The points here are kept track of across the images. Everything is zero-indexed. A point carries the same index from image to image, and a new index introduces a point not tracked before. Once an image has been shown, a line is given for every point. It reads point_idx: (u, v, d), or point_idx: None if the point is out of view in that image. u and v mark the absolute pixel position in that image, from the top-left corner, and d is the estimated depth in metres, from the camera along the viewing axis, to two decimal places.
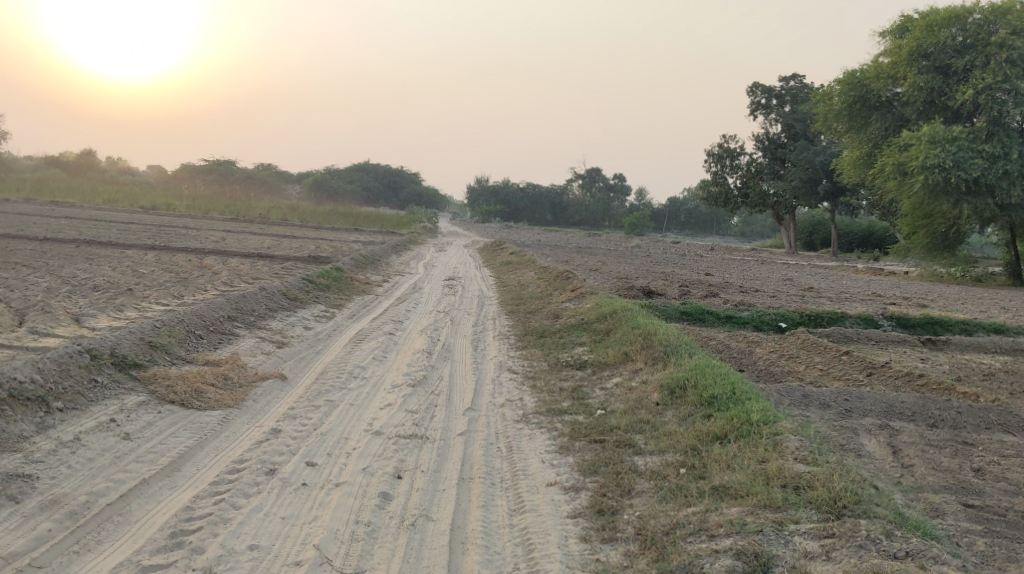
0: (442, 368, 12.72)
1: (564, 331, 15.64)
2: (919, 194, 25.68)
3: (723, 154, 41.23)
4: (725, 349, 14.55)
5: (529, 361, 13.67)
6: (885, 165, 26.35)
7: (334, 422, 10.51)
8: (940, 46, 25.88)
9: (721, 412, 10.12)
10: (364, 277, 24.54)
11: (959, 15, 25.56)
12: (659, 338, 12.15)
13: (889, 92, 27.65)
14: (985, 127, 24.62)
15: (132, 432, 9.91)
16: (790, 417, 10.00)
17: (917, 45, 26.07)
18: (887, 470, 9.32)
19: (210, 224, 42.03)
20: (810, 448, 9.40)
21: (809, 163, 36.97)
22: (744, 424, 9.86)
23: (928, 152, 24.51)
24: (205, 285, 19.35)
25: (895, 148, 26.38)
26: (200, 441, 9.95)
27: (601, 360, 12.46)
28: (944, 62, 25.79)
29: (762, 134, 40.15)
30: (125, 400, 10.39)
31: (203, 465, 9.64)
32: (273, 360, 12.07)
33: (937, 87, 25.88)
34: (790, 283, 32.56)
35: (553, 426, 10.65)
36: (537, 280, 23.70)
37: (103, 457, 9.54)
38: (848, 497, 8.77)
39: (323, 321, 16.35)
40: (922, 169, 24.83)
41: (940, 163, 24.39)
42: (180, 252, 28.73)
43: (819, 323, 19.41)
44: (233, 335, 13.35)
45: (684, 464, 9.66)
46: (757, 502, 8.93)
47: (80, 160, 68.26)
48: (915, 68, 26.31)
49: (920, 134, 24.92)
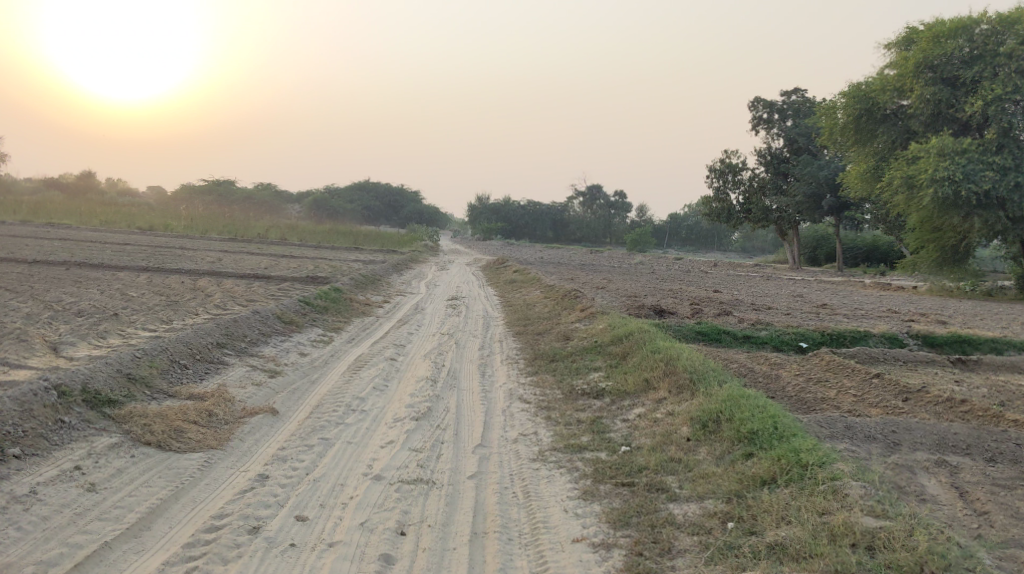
0: (449, 398, 11.76)
1: (577, 355, 14.70)
2: (928, 207, 24.74)
3: (725, 169, 40.36)
4: (747, 373, 13.58)
5: (541, 388, 12.74)
6: (893, 179, 25.43)
7: (330, 465, 9.55)
8: (946, 58, 25.00)
9: (766, 452, 9.18)
10: (363, 298, 23.64)
11: (966, 26, 24.70)
12: (682, 363, 11.21)
13: (894, 104, 26.73)
14: (994, 139, 23.72)
15: (97, 483, 8.97)
16: (841, 455, 9.07)
17: (923, 58, 25.20)
18: (961, 519, 8.40)
19: (207, 245, 41.19)
20: (877, 498, 8.47)
21: (813, 177, 36.04)
22: (794, 466, 8.92)
23: (938, 165, 23.57)
24: (196, 308, 18.43)
25: (903, 162, 25.49)
26: (175, 492, 8.99)
27: (620, 388, 11.50)
28: (952, 73, 24.92)
29: (764, 149, 39.29)
30: (94, 443, 9.44)
31: (177, 522, 8.69)
32: (264, 392, 11.12)
33: (945, 99, 24.97)
34: (801, 299, 31.63)
35: (575, 465, 9.70)
36: (543, 300, 22.78)
37: (60, 515, 8.59)
38: (935, 562, 7.90)
39: (320, 346, 15.42)
40: (931, 182, 23.90)
41: (949, 177, 23.46)
42: (174, 273, 27.85)
43: (841, 343, 18.44)
44: (222, 364, 12.40)
45: (729, 516, 8.70)
46: (826, 567, 8.02)
47: (79, 181, 67.56)
48: (921, 81, 25.41)
49: (930, 146, 24.01)
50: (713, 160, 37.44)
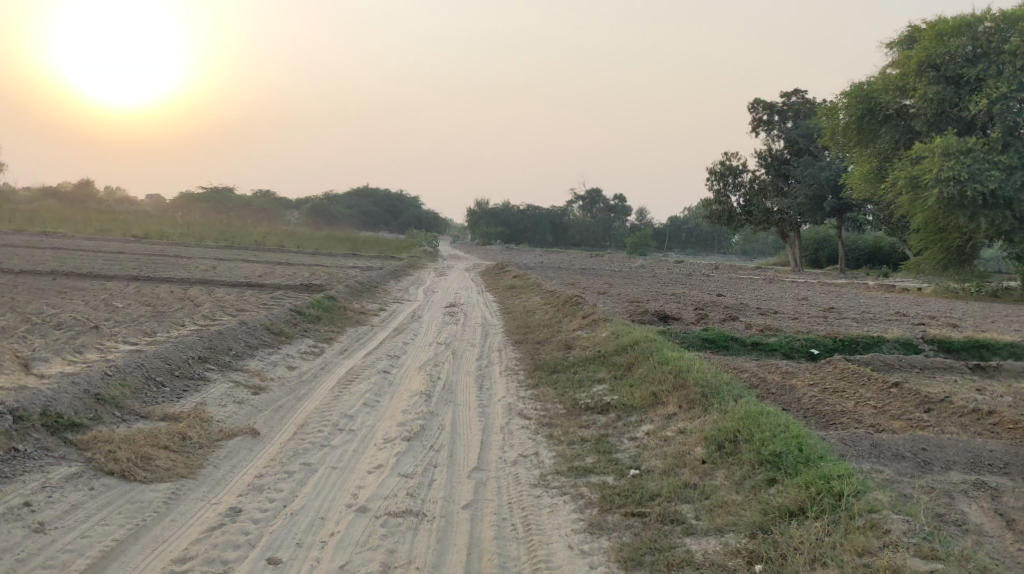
0: (445, 415, 11.03)
1: (580, 366, 13.98)
2: (932, 207, 24.02)
3: (725, 171, 39.64)
4: (759, 383, 12.88)
5: (542, 402, 12.03)
6: (896, 179, 24.69)
7: (310, 496, 8.83)
8: (950, 56, 24.33)
9: (790, 478, 8.46)
10: (358, 306, 22.91)
11: (969, 24, 24.03)
12: (692, 376, 10.50)
13: (897, 104, 25.99)
14: (1000, 138, 23.08)
15: (47, 522, 8.27)
16: (874, 481, 8.37)
17: (926, 57, 24.51)
18: (1012, 554, 7.74)
19: (203, 252, 40.48)
20: (922, 534, 7.77)
21: (814, 179, 35.33)
22: (825, 495, 8.19)
23: (942, 164, 22.87)
24: (183, 319, 17.71)
25: (905, 161, 24.79)
26: (135, 530, 8.29)
27: (626, 403, 10.77)
28: (955, 72, 24.22)
29: (764, 151, 38.56)
30: (49, 475, 8.73)
31: (134, 567, 7.98)
32: (245, 410, 10.39)
33: (948, 99, 24.27)
34: (806, 303, 30.90)
35: (580, 492, 8.98)
36: (543, 306, 22.08)
37: (3, 559, 7.89)
38: None
39: (309, 358, 14.70)
40: (936, 182, 23.20)
41: (954, 176, 22.75)
42: (164, 282, 27.14)
43: (854, 349, 17.71)
44: (204, 380, 11.69)
45: (755, 555, 7.98)
46: None
47: (76, 189, 66.84)
48: (924, 80, 24.70)
49: (934, 146, 23.30)
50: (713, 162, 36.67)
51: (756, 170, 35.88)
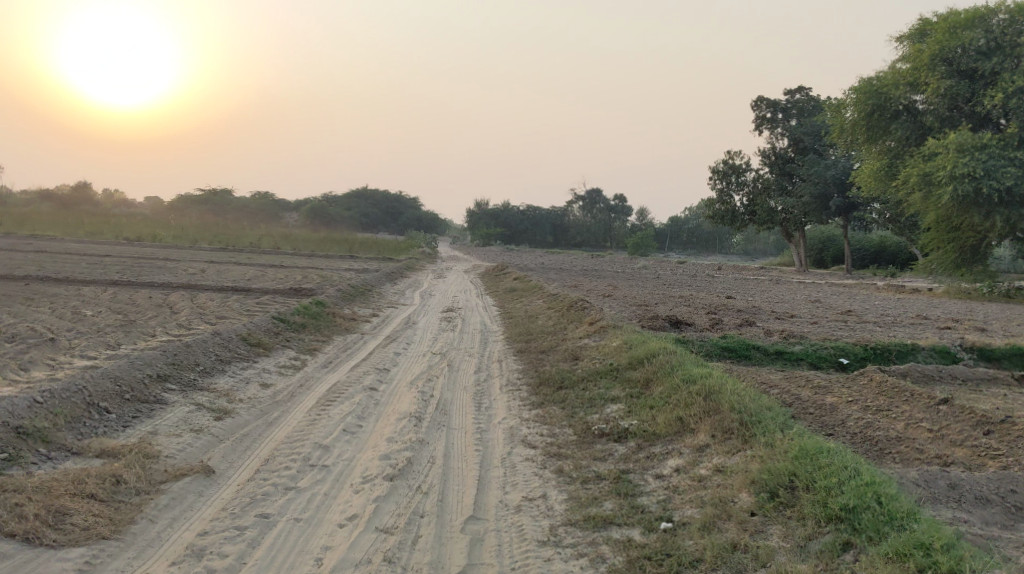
0: (438, 440, 9.66)
1: (588, 381, 12.46)
2: (945, 207, 22.46)
3: (728, 170, 38.11)
4: (793, 400, 11.39)
5: (551, 423, 10.60)
6: (907, 176, 23.14)
7: (262, 564, 7.60)
8: (963, 50, 22.78)
9: (874, 548, 7.30)
10: (349, 312, 21.38)
11: (983, 15, 22.47)
12: (725, 398, 9.07)
13: (909, 100, 24.18)
14: (1016, 133, 21.55)
15: None
16: (976, 548, 7.27)
17: (938, 49, 22.92)
18: None
19: (195, 255, 38.93)
20: None
21: (819, 177, 33.80)
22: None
23: (956, 160, 21.35)
24: (154, 329, 16.26)
25: (917, 158, 23.24)
26: None
27: (648, 429, 9.32)
28: (969, 65, 22.67)
29: (768, 150, 37.00)
30: None
31: None
32: (202, 441, 9.03)
33: (961, 93, 22.72)
34: (820, 305, 29.34)
35: (601, 554, 7.75)
36: (546, 310, 20.55)
37: None
38: None
39: (287, 374, 13.22)
40: (949, 179, 21.69)
41: (969, 173, 21.24)
42: (146, 286, 25.65)
43: (887, 359, 16.15)
44: (161, 400, 10.23)
45: None
46: None
47: (72, 192, 65.33)
48: (936, 75, 23.13)
49: (948, 141, 21.79)
50: (715, 162, 35.09)
51: (759, 169, 34.35)
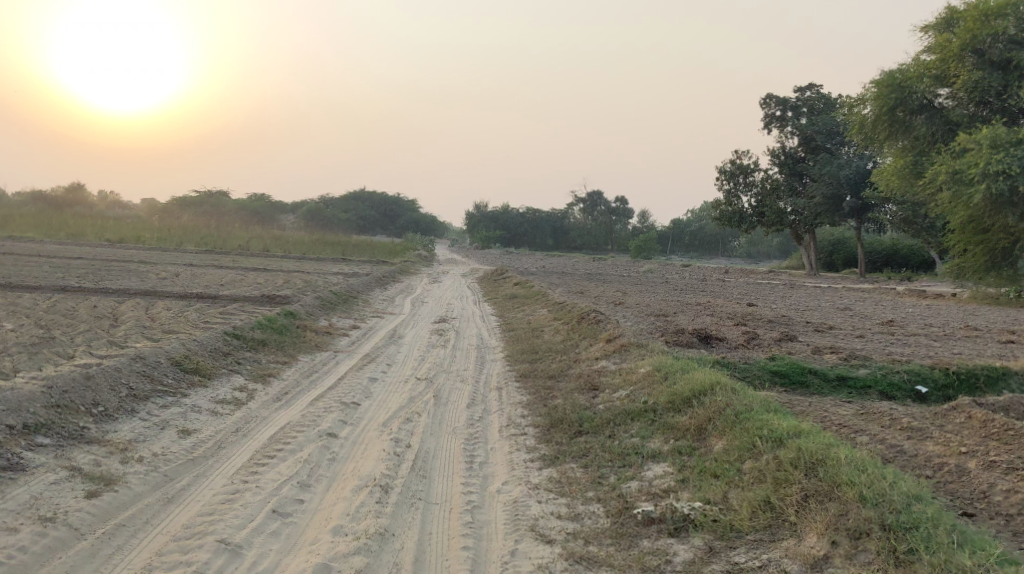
0: (410, 516, 7.37)
1: (617, 426, 9.40)
2: (976, 207, 19.04)
3: (735, 169, 34.83)
4: (897, 454, 8.27)
5: (574, 480, 7.95)
6: (932, 175, 19.72)
7: None
8: (995, 38, 19.10)
9: None
10: (325, 324, 18.17)
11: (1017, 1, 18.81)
12: (849, 480, 6.90)
13: (934, 94, 20.38)
14: None
15: None
16: None
17: (968, 39, 19.25)
18: None
19: (178, 258, 35.79)
20: None
21: (831, 177, 30.56)
22: None
23: (988, 155, 17.99)
24: (76, 346, 13.33)
25: (942, 155, 19.82)
26: None
27: (725, 522, 7.08)
28: (999, 57, 19.00)
29: (777, 149, 33.70)
30: None
31: None
32: (40, 549, 6.73)
33: (992, 87, 19.08)
34: (856, 314, 26.04)
35: None
36: (553, 322, 17.40)
37: None
38: None
39: (224, 411, 10.22)
40: (982, 177, 18.30)
41: (1004, 170, 17.84)
42: (103, 293, 22.64)
43: (975, 388, 12.92)
44: (16, 466, 7.46)
45: None
46: None
47: (66, 194, 62.39)
48: (963, 67, 19.50)
49: (979, 136, 18.38)
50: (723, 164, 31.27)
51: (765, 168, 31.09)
